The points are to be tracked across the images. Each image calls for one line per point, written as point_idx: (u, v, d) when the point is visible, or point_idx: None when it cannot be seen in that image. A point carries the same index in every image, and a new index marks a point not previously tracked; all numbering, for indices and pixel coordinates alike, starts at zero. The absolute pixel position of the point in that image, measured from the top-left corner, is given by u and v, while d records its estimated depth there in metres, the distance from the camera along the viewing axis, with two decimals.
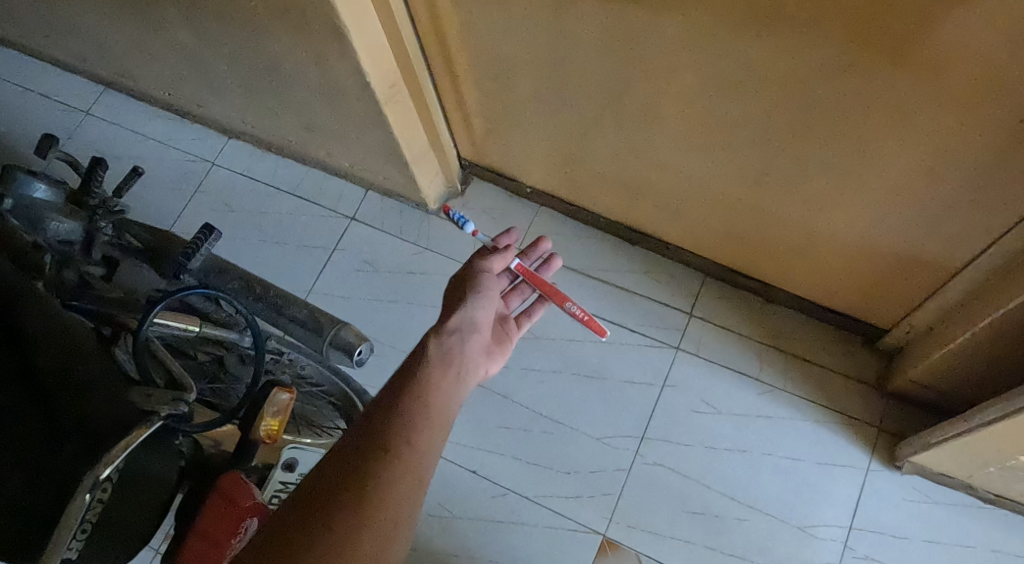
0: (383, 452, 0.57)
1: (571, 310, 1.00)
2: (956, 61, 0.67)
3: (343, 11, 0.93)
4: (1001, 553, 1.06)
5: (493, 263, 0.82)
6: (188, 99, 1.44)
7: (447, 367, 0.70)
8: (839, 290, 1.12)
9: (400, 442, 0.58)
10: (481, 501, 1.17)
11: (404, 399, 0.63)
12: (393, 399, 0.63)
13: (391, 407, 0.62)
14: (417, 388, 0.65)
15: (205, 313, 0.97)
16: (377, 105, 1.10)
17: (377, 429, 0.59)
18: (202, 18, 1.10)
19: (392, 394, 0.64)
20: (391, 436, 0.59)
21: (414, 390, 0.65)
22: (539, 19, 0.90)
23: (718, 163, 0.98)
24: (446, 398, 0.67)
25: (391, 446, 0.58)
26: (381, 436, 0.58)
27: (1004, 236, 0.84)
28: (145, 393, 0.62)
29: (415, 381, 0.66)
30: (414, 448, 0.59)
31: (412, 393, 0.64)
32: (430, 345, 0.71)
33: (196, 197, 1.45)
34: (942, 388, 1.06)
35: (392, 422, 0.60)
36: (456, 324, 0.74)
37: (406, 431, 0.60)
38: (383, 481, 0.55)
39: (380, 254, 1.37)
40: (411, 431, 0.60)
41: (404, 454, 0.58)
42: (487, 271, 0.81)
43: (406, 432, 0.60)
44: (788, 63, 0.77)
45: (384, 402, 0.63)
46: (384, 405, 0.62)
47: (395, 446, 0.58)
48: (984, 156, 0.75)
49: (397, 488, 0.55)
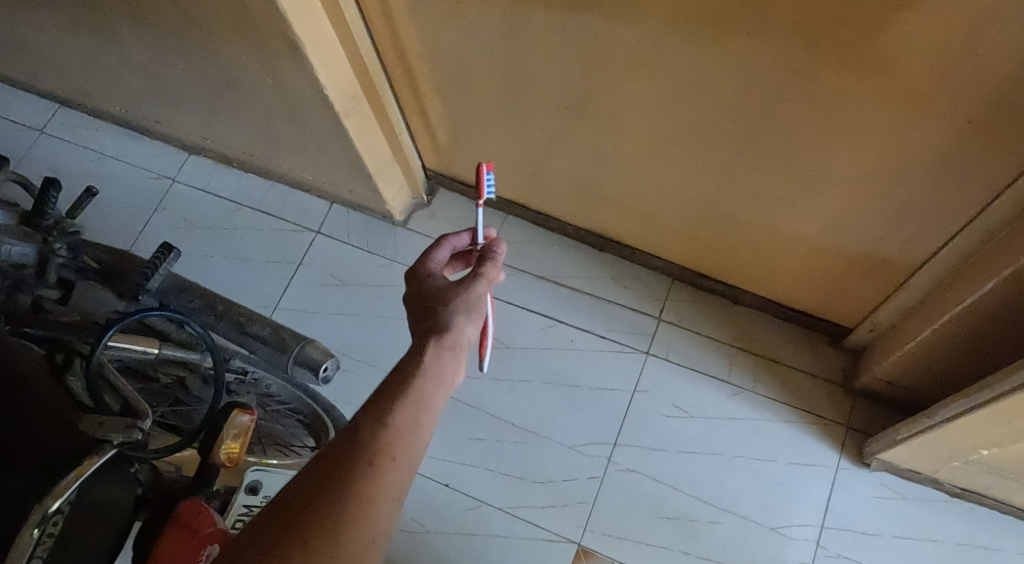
0: (366, 467, 0.53)
1: None
2: (903, 62, 0.68)
3: (298, 23, 0.91)
4: (969, 546, 1.07)
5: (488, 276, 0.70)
6: (145, 115, 1.41)
7: (441, 382, 0.62)
8: (803, 291, 1.13)
9: (384, 457, 0.54)
10: (455, 514, 1.15)
11: (395, 408, 0.57)
12: (383, 408, 0.57)
13: (381, 416, 0.56)
14: (410, 396, 0.59)
15: (164, 333, 0.94)
16: (336, 118, 1.08)
17: (363, 437, 0.55)
18: (154, 33, 1.08)
19: (383, 400, 0.58)
20: (377, 447, 0.54)
21: (406, 399, 0.58)
22: (497, 28, 0.89)
23: (679, 168, 0.99)
24: (436, 411, 0.60)
25: (375, 461, 0.53)
26: (365, 449, 0.54)
27: (958, 234, 0.86)
28: (95, 421, 0.61)
29: (408, 389, 0.59)
30: (398, 465, 0.54)
31: (404, 402, 0.58)
32: (425, 356, 0.62)
33: (155, 214, 1.42)
34: (906, 384, 1.08)
35: (379, 431, 0.55)
36: (455, 340, 0.64)
37: (392, 444, 0.55)
38: (359, 502, 0.51)
39: (346, 267, 1.35)
40: (398, 445, 0.55)
41: (386, 472, 0.53)
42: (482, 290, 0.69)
43: (392, 447, 0.54)
44: (742, 68, 0.78)
45: (374, 409, 0.57)
46: (375, 412, 0.57)
47: (378, 462, 0.53)
48: (937, 155, 0.77)
49: (373, 510, 0.52)
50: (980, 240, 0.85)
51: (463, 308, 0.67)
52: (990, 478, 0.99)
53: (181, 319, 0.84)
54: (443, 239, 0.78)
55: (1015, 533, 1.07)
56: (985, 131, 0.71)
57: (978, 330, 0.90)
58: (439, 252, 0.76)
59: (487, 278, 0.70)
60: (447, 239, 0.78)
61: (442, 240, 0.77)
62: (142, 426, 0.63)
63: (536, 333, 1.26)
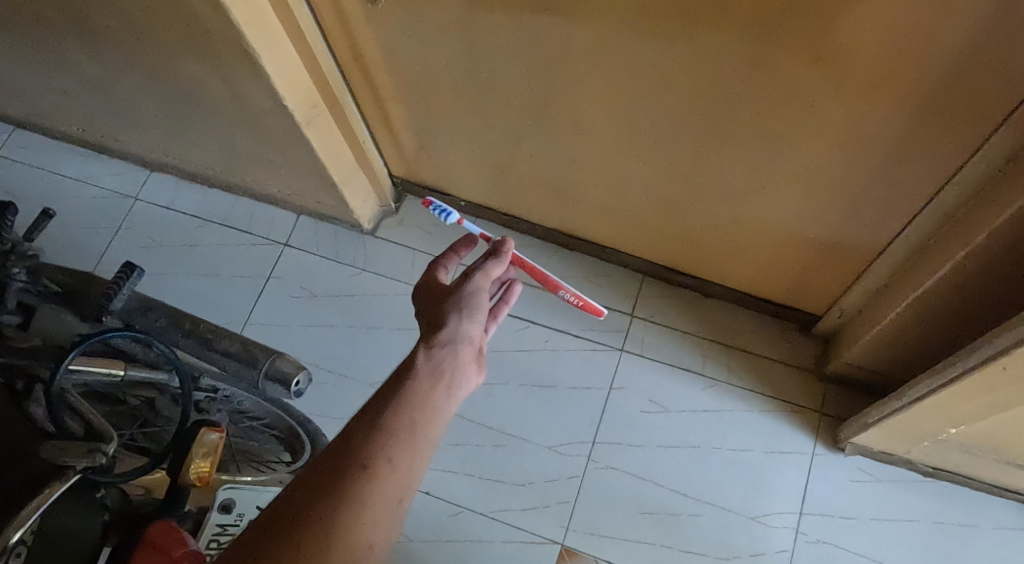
0: (360, 470, 0.53)
1: (564, 297, 0.91)
2: (855, 50, 0.69)
3: (251, 35, 0.90)
4: (944, 524, 1.09)
5: (486, 274, 0.71)
6: (103, 133, 1.38)
7: (440, 378, 0.62)
8: (771, 280, 1.14)
9: (380, 457, 0.54)
10: (436, 522, 1.14)
11: (390, 409, 0.58)
12: (376, 412, 0.58)
13: (374, 420, 0.57)
14: (407, 395, 0.59)
15: (132, 355, 0.92)
16: (298, 129, 1.07)
17: (356, 440, 0.55)
18: (107, 50, 1.07)
19: (377, 405, 0.58)
20: (373, 448, 0.55)
21: (403, 398, 0.59)
22: (453, 31, 0.89)
23: (644, 164, 0.99)
24: (434, 410, 0.60)
25: (369, 464, 0.54)
26: (358, 452, 0.54)
27: (918, 217, 0.87)
28: (57, 446, 0.61)
29: (404, 389, 0.60)
30: (394, 466, 0.54)
31: (399, 405, 0.58)
32: (420, 356, 0.62)
33: (118, 234, 1.40)
34: (876, 368, 1.09)
35: (373, 434, 0.56)
36: (449, 338, 0.65)
37: (386, 446, 0.55)
38: (354, 506, 0.52)
39: (317, 279, 1.34)
40: (393, 447, 0.55)
41: (382, 474, 0.54)
42: (480, 286, 0.70)
43: (385, 449, 0.55)
44: (698, 61, 0.78)
45: (371, 409, 0.58)
46: (372, 414, 0.57)
47: (372, 465, 0.54)
48: (892, 140, 0.78)
49: (369, 514, 0.52)
50: (937, 223, 0.86)
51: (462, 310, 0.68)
52: (960, 455, 1.01)
53: (145, 339, 0.82)
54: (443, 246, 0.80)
55: (988, 508, 1.09)
56: (935, 114, 0.72)
57: (940, 312, 0.91)
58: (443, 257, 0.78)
59: (485, 278, 0.71)
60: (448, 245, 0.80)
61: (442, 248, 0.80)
62: (104, 448, 0.63)
63: (510, 335, 1.25)
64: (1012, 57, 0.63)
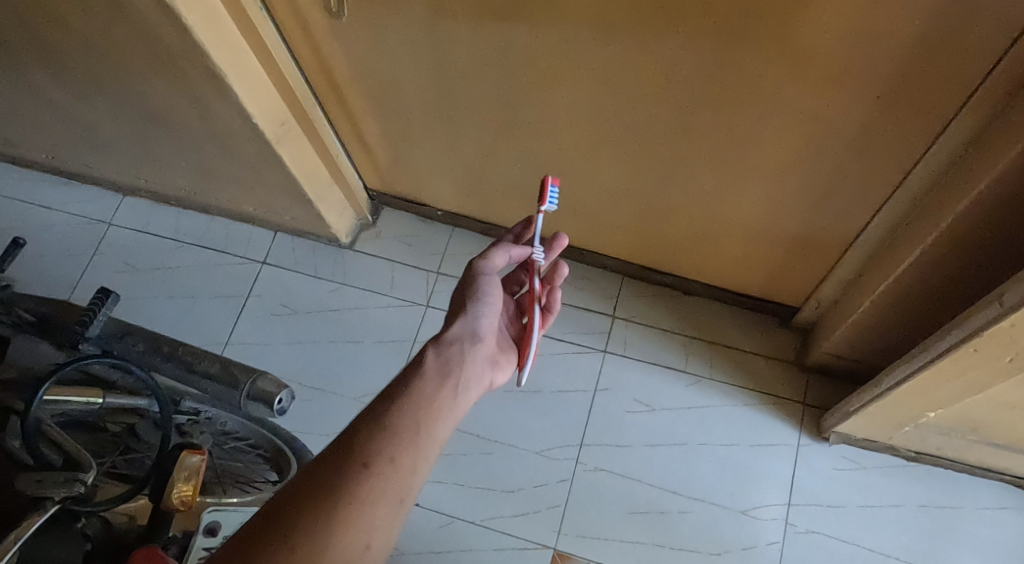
0: (363, 468, 0.57)
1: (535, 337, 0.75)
2: (814, 45, 0.70)
3: (216, 54, 0.90)
4: (930, 507, 1.10)
5: (495, 261, 0.75)
6: (74, 160, 1.37)
7: (445, 379, 0.68)
8: (747, 275, 1.15)
9: (383, 457, 0.58)
10: (427, 533, 1.14)
11: (395, 410, 0.63)
12: (380, 412, 0.62)
13: (379, 421, 0.61)
14: (411, 399, 0.64)
15: (110, 381, 0.92)
16: (269, 146, 1.07)
17: (362, 438, 0.60)
18: (72, 76, 1.06)
19: (381, 406, 0.63)
20: (377, 448, 0.59)
21: (407, 402, 0.64)
22: (419, 42, 0.90)
23: (615, 165, 1.00)
24: (437, 409, 0.65)
25: (371, 462, 0.58)
26: (362, 451, 0.59)
27: (886, 206, 0.89)
28: (34, 478, 0.62)
29: (408, 392, 0.65)
30: (396, 464, 0.59)
31: (405, 406, 0.63)
32: (427, 355, 0.69)
33: (93, 260, 1.38)
34: (855, 356, 1.10)
35: (377, 432, 0.60)
36: (457, 334, 0.72)
37: (389, 445, 0.60)
38: (355, 502, 0.56)
39: (297, 295, 1.33)
40: (396, 446, 0.60)
41: (384, 471, 0.58)
42: (488, 273, 0.75)
43: (388, 449, 0.59)
44: (662, 62, 0.79)
45: (377, 410, 0.63)
46: (378, 414, 0.62)
47: (374, 463, 0.58)
48: (854, 132, 0.79)
49: (370, 508, 0.56)
50: (904, 210, 0.88)
51: (465, 311, 0.74)
52: (940, 439, 1.03)
53: (123, 365, 0.82)
54: None
55: (970, 489, 1.11)
56: (893, 105, 0.74)
57: (911, 298, 0.93)
58: None
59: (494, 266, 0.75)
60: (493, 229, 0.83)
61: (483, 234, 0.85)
62: (83, 476, 0.64)
63: None
64: (966, 43, 0.65)
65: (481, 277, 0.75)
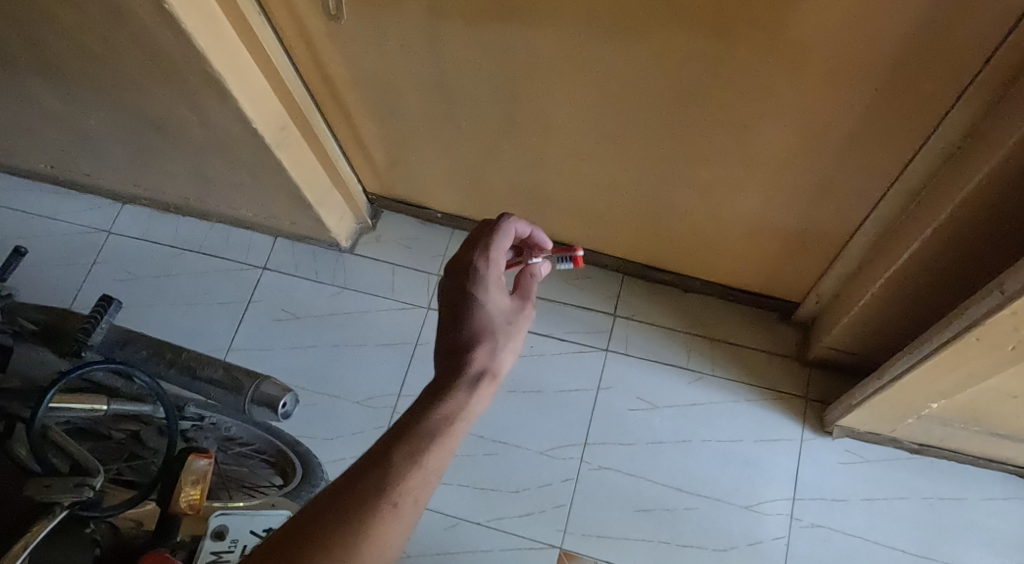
0: (389, 508, 0.52)
1: None
2: (813, 38, 0.71)
3: (215, 59, 0.90)
4: (934, 499, 1.10)
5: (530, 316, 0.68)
6: (73, 169, 1.37)
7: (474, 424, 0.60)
8: (748, 271, 1.16)
9: (408, 500, 0.53)
10: (434, 535, 1.14)
11: (428, 446, 0.56)
12: (417, 441, 0.56)
13: (413, 451, 0.55)
14: (447, 436, 0.57)
15: (113, 388, 0.92)
16: (268, 151, 1.07)
17: (393, 469, 0.54)
18: (70, 85, 1.06)
19: (415, 434, 0.56)
20: (405, 489, 0.53)
21: (444, 439, 0.57)
22: (417, 45, 0.90)
23: (614, 164, 1.00)
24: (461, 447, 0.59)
25: (398, 503, 0.53)
26: (392, 487, 0.53)
27: (885, 199, 0.89)
28: (42, 484, 0.63)
29: (448, 427, 0.57)
30: (417, 507, 0.54)
31: (440, 444, 0.56)
32: (472, 395, 0.60)
33: (93, 269, 1.38)
34: (857, 350, 1.11)
35: (411, 466, 0.54)
36: (498, 384, 0.62)
37: (417, 486, 0.54)
38: (373, 543, 0.51)
39: (298, 301, 1.33)
40: (423, 487, 0.54)
41: (405, 513, 0.53)
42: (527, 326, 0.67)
43: (417, 489, 0.54)
44: (659, 59, 0.80)
45: (411, 439, 0.56)
46: (410, 445, 0.56)
47: (400, 503, 0.53)
48: (853, 124, 0.80)
49: (383, 551, 0.52)
50: (904, 202, 0.88)
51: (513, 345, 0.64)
52: (943, 430, 1.03)
53: (128, 371, 0.82)
54: (510, 230, 0.71)
55: (974, 480, 1.11)
56: (891, 98, 0.74)
57: (912, 290, 0.93)
58: (502, 243, 0.71)
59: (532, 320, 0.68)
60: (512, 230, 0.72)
61: (506, 229, 0.71)
62: (91, 482, 0.65)
63: None
64: (961, 35, 0.65)
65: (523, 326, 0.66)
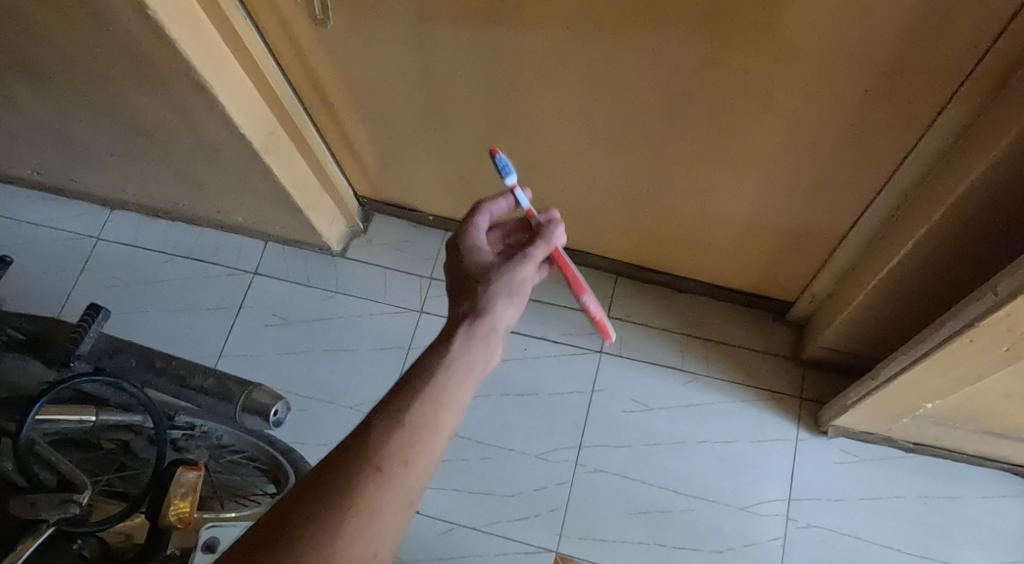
0: (376, 472, 0.50)
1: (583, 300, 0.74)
2: (804, 38, 0.70)
3: (201, 65, 0.89)
4: (930, 498, 1.10)
5: (536, 254, 0.63)
6: (60, 175, 1.35)
7: (470, 372, 0.57)
8: (741, 271, 1.15)
9: (395, 461, 0.51)
10: (429, 541, 1.13)
11: (411, 404, 0.53)
12: (401, 402, 0.53)
13: (395, 412, 0.53)
14: (432, 389, 0.54)
15: (104, 398, 0.91)
16: (257, 156, 1.06)
17: (377, 434, 0.52)
18: (55, 91, 1.05)
19: (396, 395, 0.54)
20: (390, 450, 0.51)
21: (427, 393, 0.54)
22: (406, 48, 0.89)
23: (606, 165, 1.00)
24: (462, 403, 0.56)
25: (384, 465, 0.51)
26: (376, 451, 0.51)
27: (878, 198, 0.89)
28: (28, 500, 0.62)
29: (430, 379, 0.55)
30: (410, 468, 0.51)
31: (424, 397, 0.54)
32: (458, 341, 0.57)
33: (82, 276, 1.37)
34: (850, 349, 1.10)
35: (394, 427, 0.52)
36: (491, 326, 0.59)
37: (404, 446, 0.51)
38: (363, 510, 0.49)
39: (289, 305, 1.32)
40: (411, 446, 0.52)
41: (395, 476, 0.51)
42: (524, 266, 0.62)
43: (405, 449, 0.51)
44: (650, 60, 0.79)
45: (392, 402, 0.54)
46: (392, 408, 0.53)
47: (387, 466, 0.51)
48: (845, 124, 0.79)
49: (378, 519, 0.50)
50: (897, 202, 0.88)
51: (503, 283, 0.61)
52: (938, 429, 1.03)
53: (114, 383, 0.81)
54: (488, 204, 0.71)
55: (970, 478, 1.11)
56: (883, 98, 0.74)
57: (906, 290, 0.93)
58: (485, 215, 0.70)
59: (538, 257, 0.63)
60: (491, 204, 0.71)
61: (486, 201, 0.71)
62: (79, 496, 0.64)
63: None
64: (952, 34, 0.65)
65: (518, 268, 0.62)
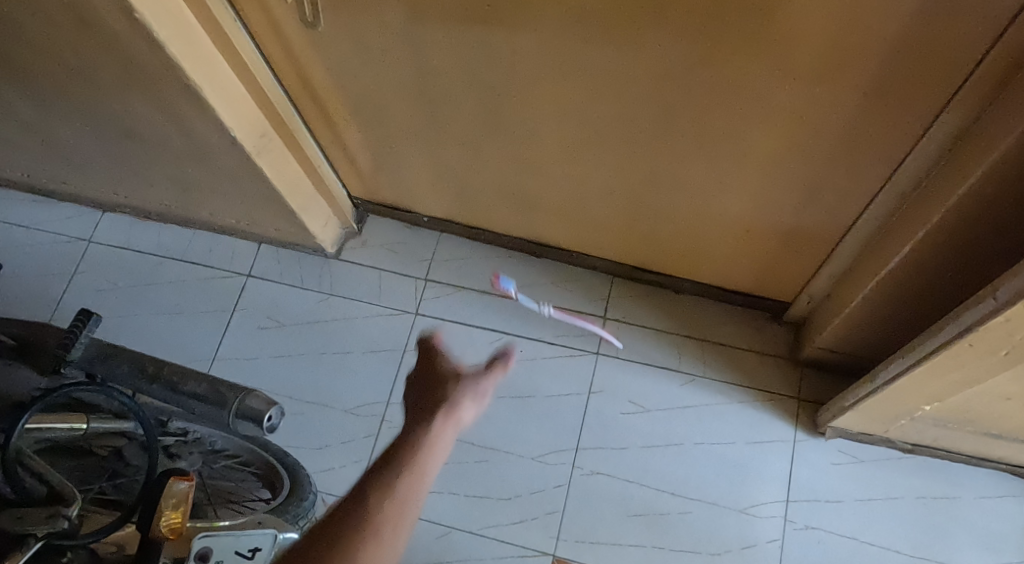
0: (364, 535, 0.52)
1: None
2: (801, 39, 0.69)
3: (191, 69, 0.88)
4: (928, 499, 1.10)
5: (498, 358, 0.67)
6: (50, 177, 1.34)
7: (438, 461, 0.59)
8: (738, 272, 1.15)
9: (384, 524, 0.53)
10: (425, 545, 1.12)
11: (395, 475, 0.56)
12: (384, 476, 0.55)
13: (383, 482, 0.55)
14: (413, 465, 0.57)
15: (95, 404, 0.90)
16: (248, 159, 1.05)
17: (367, 504, 0.53)
18: (44, 94, 1.04)
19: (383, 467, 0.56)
20: (377, 517, 0.53)
21: (411, 469, 0.56)
22: (398, 49, 0.88)
23: (602, 167, 0.99)
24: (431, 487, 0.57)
25: (375, 531, 0.52)
26: (366, 518, 0.53)
27: (876, 199, 0.88)
28: (17, 514, 0.62)
29: (412, 458, 0.57)
30: (398, 536, 0.53)
31: (408, 471, 0.56)
32: (427, 431, 0.59)
33: (74, 279, 1.36)
34: (848, 350, 1.10)
35: (382, 497, 0.54)
36: (454, 420, 0.61)
37: (393, 516, 0.53)
38: None
39: (283, 308, 1.31)
40: (399, 516, 0.54)
41: (384, 537, 0.52)
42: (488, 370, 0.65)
43: (394, 519, 0.53)
44: (647, 60, 0.78)
45: (378, 475, 0.56)
46: (379, 478, 0.55)
47: (378, 531, 0.52)
48: (842, 126, 0.79)
49: None
50: (896, 203, 0.87)
51: (468, 385, 0.64)
52: (937, 430, 1.02)
53: (105, 391, 0.80)
54: None
55: (967, 478, 1.11)
56: (882, 99, 0.73)
57: (904, 291, 0.92)
58: None
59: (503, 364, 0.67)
60: None
61: None
62: (69, 510, 0.64)
63: (483, 348, 1.25)
64: (951, 37, 0.64)
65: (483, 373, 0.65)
